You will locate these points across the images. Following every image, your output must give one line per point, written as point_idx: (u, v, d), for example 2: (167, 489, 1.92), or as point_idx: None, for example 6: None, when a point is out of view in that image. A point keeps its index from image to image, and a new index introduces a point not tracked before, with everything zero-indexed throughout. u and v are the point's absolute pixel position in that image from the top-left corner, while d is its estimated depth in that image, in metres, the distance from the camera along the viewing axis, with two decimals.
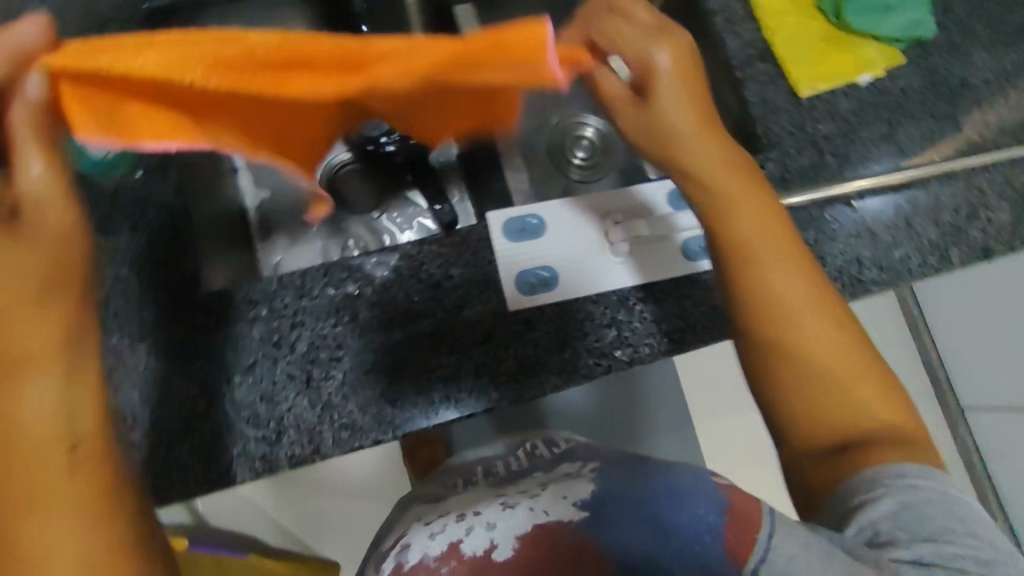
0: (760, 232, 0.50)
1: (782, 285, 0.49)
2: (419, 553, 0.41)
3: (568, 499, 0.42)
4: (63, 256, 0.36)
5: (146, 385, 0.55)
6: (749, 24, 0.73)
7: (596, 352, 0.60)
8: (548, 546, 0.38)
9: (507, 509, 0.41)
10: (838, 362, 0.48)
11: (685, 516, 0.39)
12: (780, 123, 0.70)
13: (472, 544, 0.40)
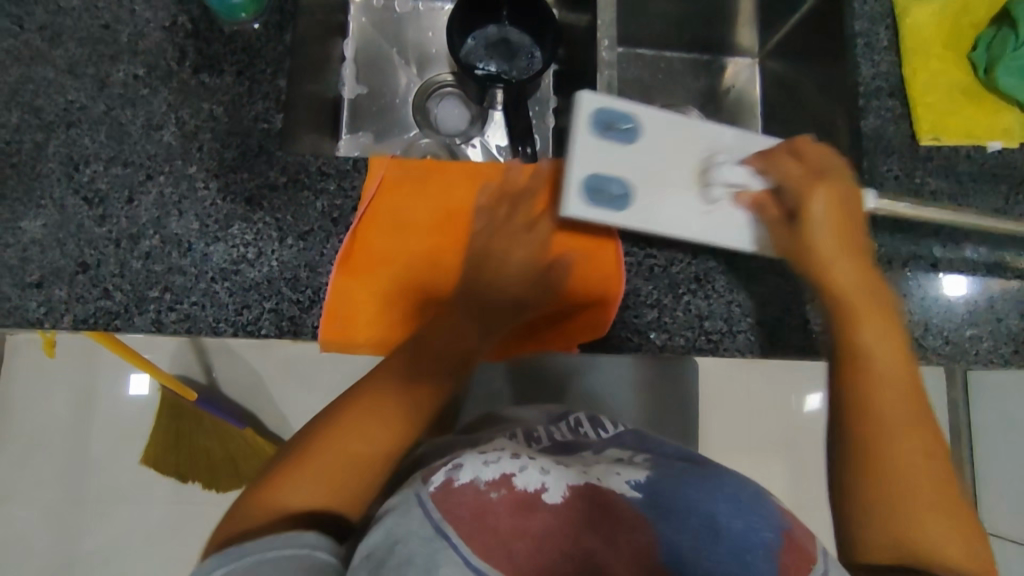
0: (881, 348, 0.47)
1: (890, 410, 0.45)
2: (471, 475, 0.39)
3: (623, 475, 0.41)
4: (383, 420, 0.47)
5: (209, 219, 0.57)
6: (890, 55, 0.68)
7: (632, 326, 0.61)
8: (593, 502, 0.38)
9: (561, 465, 0.41)
10: (920, 474, 0.44)
11: (737, 526, 0.37)
12: (889, 165, 0.66)
13: (525, 479, 0.39)
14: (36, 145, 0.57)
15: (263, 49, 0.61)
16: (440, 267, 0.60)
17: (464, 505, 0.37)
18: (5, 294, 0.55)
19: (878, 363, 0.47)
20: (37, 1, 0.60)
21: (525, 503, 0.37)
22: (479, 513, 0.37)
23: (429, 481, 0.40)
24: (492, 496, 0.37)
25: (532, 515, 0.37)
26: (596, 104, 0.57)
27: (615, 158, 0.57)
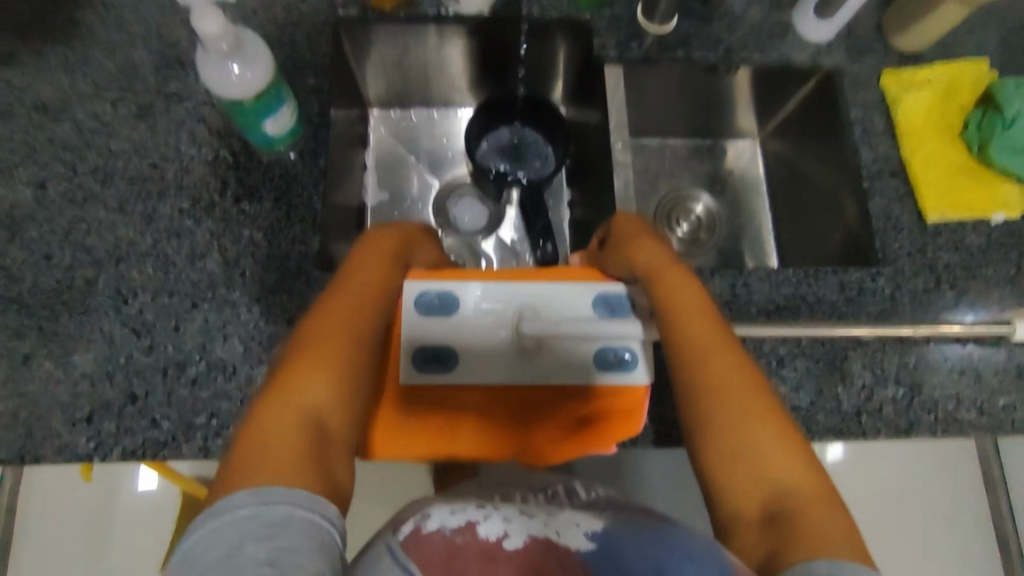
0: (690, 299, 0.53)
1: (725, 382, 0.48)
2: (438, 524, 0.41)
3: (580, 528, 0.41)
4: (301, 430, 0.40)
5: (252, 342, 0.59)
6: (887, 138, 0.72)
7: (666, 423, 0.62)
8: (548, 553, 0.38)
9: (523, 516, 0.43)
10: (756, 439, 0.45)
11: (682, 570, 0.37)
12: (901, 243, 0.68)
13: (488, 529, 0.41)
14: (87, 281, 0.60)
15: (300, 175, 0.65)
16: (461, 411, 0.59)
17: (430, 547, 0.39)
18: (55, 430, 0.56)
19: (689, 317, 0.51)
20: (89, 147, 0.64)
21: (485, 551, 0.39)
22: (445, 558, 0.38)
23: (400, 531, 0.42)
24: (457, 541, 0.40)
25: (494, 563, 0.38)
26: (420, 288, 0.61)
27: (470, 331, 0.60)
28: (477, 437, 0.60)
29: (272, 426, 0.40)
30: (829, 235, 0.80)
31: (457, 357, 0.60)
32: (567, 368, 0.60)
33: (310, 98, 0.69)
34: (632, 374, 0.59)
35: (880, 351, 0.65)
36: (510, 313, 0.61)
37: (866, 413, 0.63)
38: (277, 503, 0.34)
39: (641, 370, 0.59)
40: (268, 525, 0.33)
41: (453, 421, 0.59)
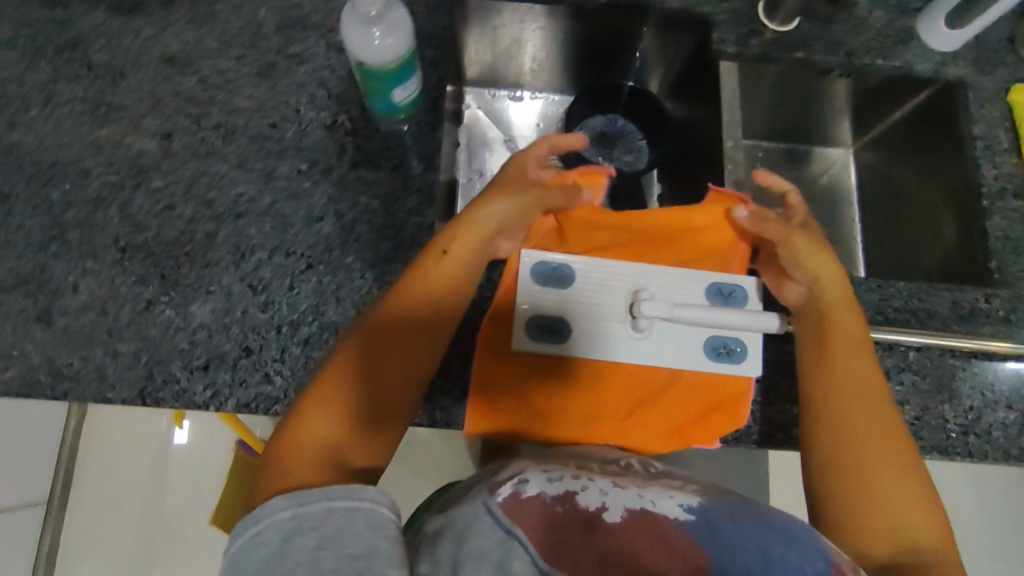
0: (842, 345, 0.56)
1: (862, 429, 0.52)
2: (537, 489, 0.42)
3: (675, 500, 0.42)
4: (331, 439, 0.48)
5: (364, 306, 0.60)
6: (1010, 157, 0.70)
7: (774, 424, 0.61)
8: (646, 525, 0.40)
9: (617, 486, 0.44)
10: (886, 487, 0.50)
11: (791, 557, 0.40)
12: (1020, 264, 0.66)
13: (587, 498, 0.42)
14: (207, 234, 0.61)
15: (417, 147, 0.65)
16: (567, 385, 0.60)
17: (531, 513, 0.40)
18: (172, 376, 0.57)
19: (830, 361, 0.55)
20: (213, 102, 0.65)
21: (586, 522, 0.40)
22: (544, 526, 0.39)
23: (496, 490, 0.43)
24: (558, 510, 0.41)
25: (596, 535, 0.39)
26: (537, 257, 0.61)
27: (583, 305, 0.61)
28: (582, 417, 0.59)
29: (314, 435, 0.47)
30: (930, 250, 0.79)
31: (570, 335, 0.60)
32: (676, 353, 0.60)
33: (428, 71, 0.69)
34: (740, 366, 0.60)
35: (991, 372, 0.63)
36: (625, 288, 0.61)
37: (973, 434, 0.61)
38: (315, 503, 0.39)
39: (751, 362, 0.60)
40: (312, 521, 0.38)
41: (556, 396, 0.59)
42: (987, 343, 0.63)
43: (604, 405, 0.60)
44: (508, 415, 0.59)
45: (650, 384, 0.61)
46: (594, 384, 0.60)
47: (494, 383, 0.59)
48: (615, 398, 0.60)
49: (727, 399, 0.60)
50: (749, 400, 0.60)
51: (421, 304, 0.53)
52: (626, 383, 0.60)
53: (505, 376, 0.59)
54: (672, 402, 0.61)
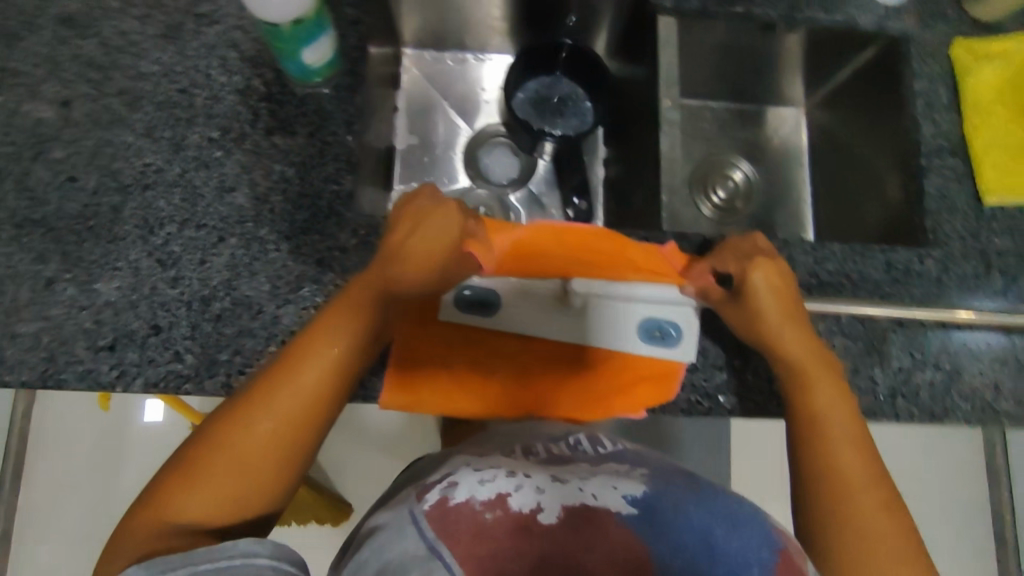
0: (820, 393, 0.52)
1: (845, 472, 0.49)
2: (466, 494, 0.44)
3: (617, 491, 0.42)
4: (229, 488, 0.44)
5: (279, 281, 0.58)
6: (950, 115, 0.68)
7: (700, 390, 0.59)
8: (584, 524, 0.39)
9: (556, 481, 0.44)
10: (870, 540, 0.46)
11: (733, 546, 0.38)
12: (954, 225, 0.65)
13: (520, 500, 0.42)
14: (113, 208, 0.58)
15: (335, 112, 0.62)
16: (493, 360, 0.59)
17: (460, 524, 0.41)
18: (77, 356, 0.55)
19: (813, 397, 0.52)
20: (115, 66, 0.61)
21: (519, 524, 0.40)
22: (474, 533, 0.40)
23: (425, 498, 0.45)
24: (486, 517, 0.41)
25: (525, 538, 0.39)
26: None
27: (519, 276, 0.59)
28: (508, 391, 0.58)
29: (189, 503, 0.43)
30: (872, 211, 0.78)
31: (502, 306, 0.59)
32: (607, 329, 0.59)
33: (348, 30, 0.65)
34: (672, 348, 0.57)
35: (921, 334, 0.63)
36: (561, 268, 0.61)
37: (901, 397, 0.61)
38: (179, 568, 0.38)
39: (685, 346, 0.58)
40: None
41: (482, 373, 0.59)
42: (920, 307, 0.62)
43: (529, 380, 0.59)
44: (430, 391, 0.58)
45: (577, 359, 0.59)
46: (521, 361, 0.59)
47: (418, 359, 0.58)
48: (542, 374, 0.59)
49: (655, 374, 0.58)
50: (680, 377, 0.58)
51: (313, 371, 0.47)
52: (553, 360, 0.59)
53: (431, 351, 0.58)
54: (599, 378, 0.59)
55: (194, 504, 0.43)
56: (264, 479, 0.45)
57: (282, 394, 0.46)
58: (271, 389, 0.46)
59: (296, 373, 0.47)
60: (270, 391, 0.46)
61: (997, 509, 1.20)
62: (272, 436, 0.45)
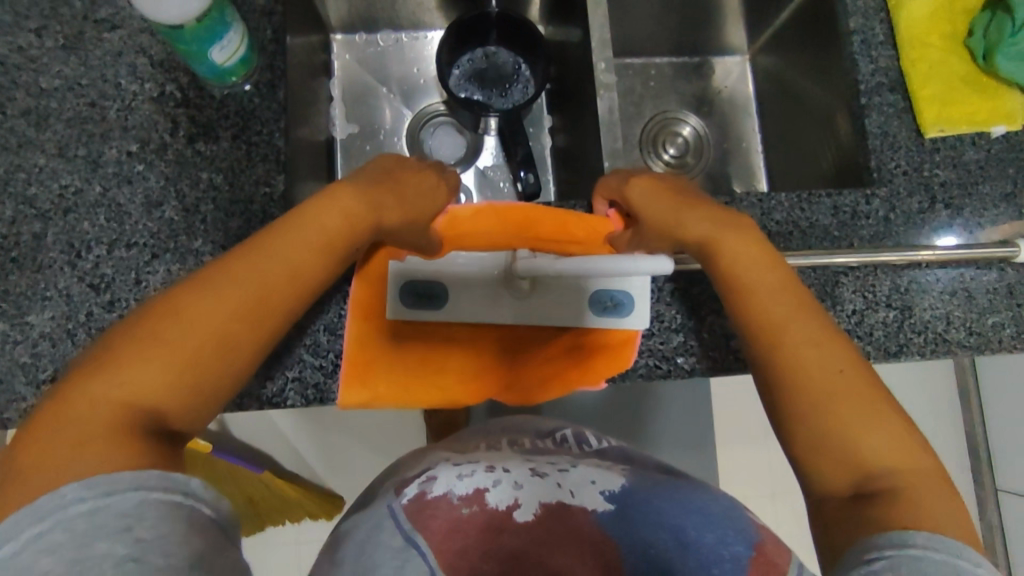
0: (751, 262, 0.51)
1: (795, 336, 0.48)
2: (444, 488, 0.44)
3: (596, 488, 0.45)
4: (184, 357, 0.39)
5: None
6: (886, 50, 0.68)
7: (658, 354, 0.59)
8: (563, 521, 0.43)
9: (535, 476, 0.46)
10: (833, 397, 0.45)
11: (707, 540, 0.40)
12: (897, 161, 0.65)
13: (498, 496, 0.44)
14: (34, 235, 0.56)
15: (257, 110, 0.59)
16: (450, 349, 0.59)
17: (437, 517, 0.42)
18: (18, 394, 0.53)
19: (737, 263, 0.51)
20: (17, 86, 0.58)
21: (493, 523, 0.42)
22: (452, 529, 0.41)
23: (403, 492, 0.44)
24: (463, 511, 0.43)
25: (501, 534, 0.42)
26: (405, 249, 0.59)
27: (464, 265, 0.59)
28: (464, 375, 0.59)
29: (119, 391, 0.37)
30: (821, 154, 0.77)
31: (450, 298, 0.59)
32: (558, 309, 0.59)
33: (261, 22, 0.62)
34: (624, 317, 0.58)
35: (871, 274, 0.63)
36: (504, 255, 0.60)
37: (856, 338, 0.62)
38: (125, 491, 0.34)
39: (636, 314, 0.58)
40: (121, 514, 0.33)
41: (442, 364, 0.59)
42: (874, 249, 0.61)
43: (488, 363, 0.60)
44: (392, 392, 0.58)
45: (533, 339, 0.60)
46: (477, 346, 0.60)
47: (377, 362, 0.57)
48: (500, 356, 0.60)
49: (611, 346, 0.58)
50: (637, 346, 0.58)
51: (276, 273, 0.43)
52: (510, 340, 0.60)
53: (386, 351, 0.58)
54: (557, 354, 0.60)
55: (146, 371, 0.38)
56: (207, 381, 0.40)
57: (248, 289, 0.42)
58: (251, 257, 0.43)
59: (282, 252, 0.44)
60: (249, 262, 0.43)
61: (969, 428, 1.24)
62: (225, 331, 0.41)
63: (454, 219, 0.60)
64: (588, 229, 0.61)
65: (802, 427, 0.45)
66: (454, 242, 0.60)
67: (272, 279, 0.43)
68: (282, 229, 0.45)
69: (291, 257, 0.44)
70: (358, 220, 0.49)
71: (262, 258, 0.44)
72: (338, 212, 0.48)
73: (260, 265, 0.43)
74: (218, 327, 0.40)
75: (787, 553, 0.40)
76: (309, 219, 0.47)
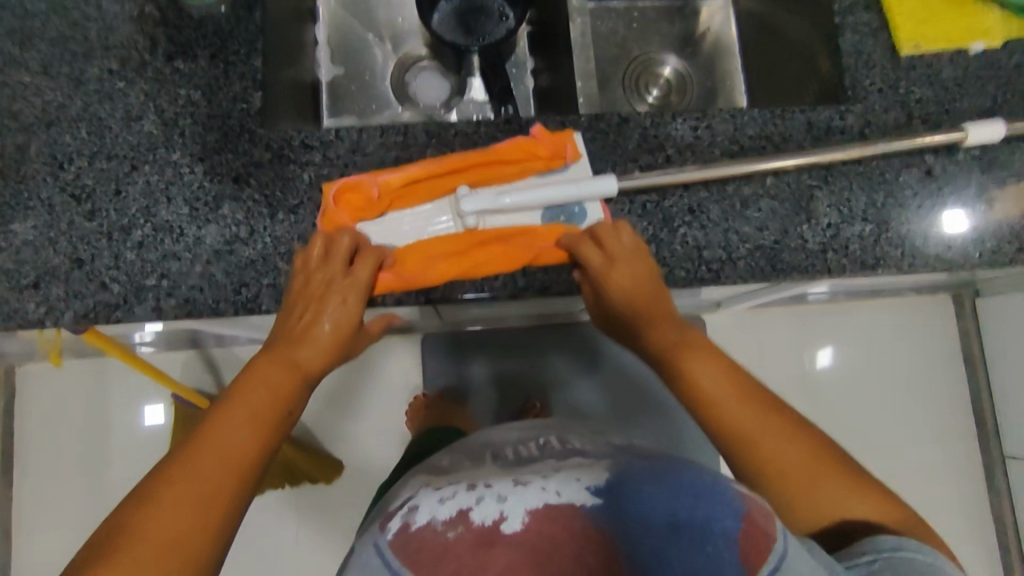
0: (710, 378, 0.54)
1: (745, 424, 0.52)
2: (429, 515, 0.46)
3: (582, 484, 0.45)
4: (178, 522, 0.44)
5: (198, 202, 0.58)
6: None
7: None
8: (552, 519, 0.42)
9: (520, 487, 0.46)
10: (790, 457, 0.52)
11: (695, 518, 0.42)
12: (872, 78, 0.65)
13: (482, 513, 0.44)
14: (18, 147, 0.57)
15: (232, 30, 0.60)
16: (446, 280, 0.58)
17: (429, 544, 0.43)
18: (2, 297, 0.56)
19: (703, 374, 0.54)
20: (3, 7, 0.59)
21: (481, 538, 0.42)
22: (439, 552, 0.42)
23: (389, 529, 0.47)
24: (450, 534, 0.43)
25: (493, 548, 0.41)
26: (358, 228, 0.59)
27: (410, 225, 0.60)
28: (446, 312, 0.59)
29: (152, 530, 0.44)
30: (800, 84, 0.77)
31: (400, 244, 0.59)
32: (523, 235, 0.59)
33: None
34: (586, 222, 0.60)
35: (847, 188, 0.63)
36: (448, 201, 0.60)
37: (832, 251, 0.62)
38: None
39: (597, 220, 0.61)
40: None
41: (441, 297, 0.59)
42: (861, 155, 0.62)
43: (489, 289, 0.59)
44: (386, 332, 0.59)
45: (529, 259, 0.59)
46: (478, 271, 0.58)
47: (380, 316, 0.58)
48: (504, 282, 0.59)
49: None
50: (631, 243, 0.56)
51: (249, 431, 0.49)
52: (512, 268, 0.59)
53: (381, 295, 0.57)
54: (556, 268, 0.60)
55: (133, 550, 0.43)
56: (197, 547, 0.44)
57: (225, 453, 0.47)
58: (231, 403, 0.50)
59: (267, 398, 0.50)
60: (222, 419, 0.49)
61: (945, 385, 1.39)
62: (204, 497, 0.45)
63: (384, 187, 0.58)
64: (513, 149, 0.59)
65: (785, 487, 0.51)
66: (394, 201, 0.59)
67: (244, 424, 0.49)
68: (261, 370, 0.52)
69: (279, 392, 0.51)
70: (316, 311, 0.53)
71: (247, 399, 0.50)
72: (305, 346, 0.53)
73: (241, 412, 0.49)
74: (204, 483, 0.46)
75: (770, 522, 0.43)
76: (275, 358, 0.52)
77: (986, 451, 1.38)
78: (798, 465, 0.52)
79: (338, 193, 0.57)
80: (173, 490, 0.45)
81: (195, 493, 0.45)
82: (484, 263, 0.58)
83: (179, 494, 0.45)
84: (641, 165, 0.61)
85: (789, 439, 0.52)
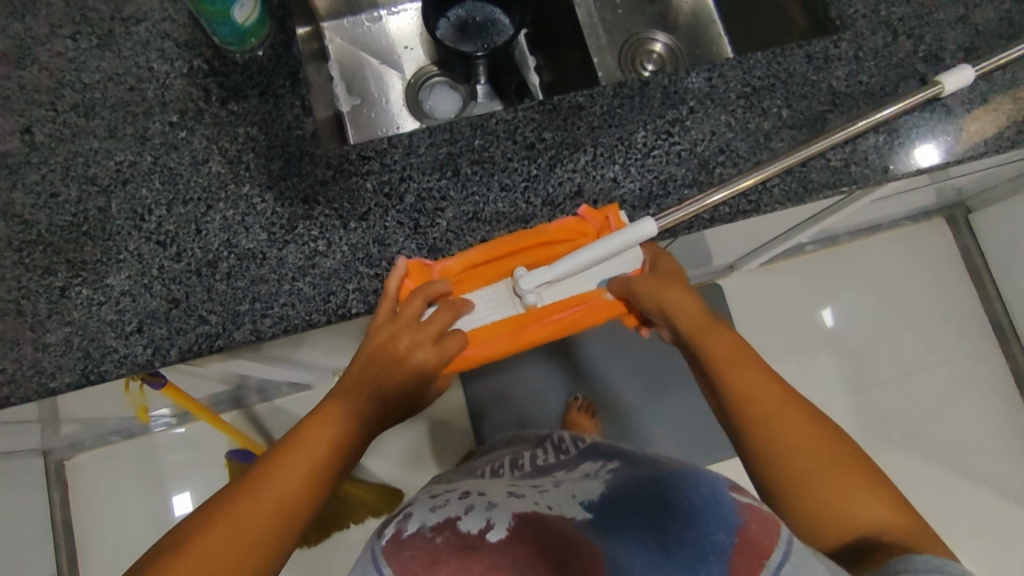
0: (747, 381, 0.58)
1: (773, 420, 0.57)
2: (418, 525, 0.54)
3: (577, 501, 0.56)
4: (242, 537, 0.50)
5: (274, 225, 0.62)
6: None
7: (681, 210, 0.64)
8: (539, 532, 0.51)
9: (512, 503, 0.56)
10: (807, 458, 0.56)
11: (690, 535, 0.47)
12: (855, 6, 0.71)
13: (472, 523, 0.53)
14: (100, 208, 0.62)
15: (276, 68, 0.65)
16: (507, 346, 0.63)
17: (415, 546, 0.51)
18: (110, 346, 0.59)
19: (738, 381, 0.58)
20: (63, 85, 0.64)
21: (467, 542, 0.50)
22: (423, 555, 0.49)
23: (384, 534, 0.55)
24: (438, 538, 0.51)
25: (475, 549, 0.49)
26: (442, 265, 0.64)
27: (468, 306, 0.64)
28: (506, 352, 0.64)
29: (255, 517, 0.51)
30: (777, 31, 0.84)
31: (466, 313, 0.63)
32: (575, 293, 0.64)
33: None
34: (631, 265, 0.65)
35: (854, 107, 0.68)
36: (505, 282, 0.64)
37: (854, 165, 0.67)
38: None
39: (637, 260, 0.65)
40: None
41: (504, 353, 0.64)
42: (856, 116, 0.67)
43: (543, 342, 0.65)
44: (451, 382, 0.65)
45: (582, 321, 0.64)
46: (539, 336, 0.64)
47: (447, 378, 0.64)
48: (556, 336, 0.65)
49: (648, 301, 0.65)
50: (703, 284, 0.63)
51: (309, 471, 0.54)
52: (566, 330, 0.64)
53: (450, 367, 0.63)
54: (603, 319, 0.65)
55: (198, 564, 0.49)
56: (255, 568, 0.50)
57: (286, 486, 0.53)
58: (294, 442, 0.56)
59: (324, 446, 0.56)
60: (288, 454, 0.55)
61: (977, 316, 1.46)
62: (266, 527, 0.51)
63: (445, 271, 0.62)
64: (562, 233, 0.62)
65: (803, 490, 0.56)
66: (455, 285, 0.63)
67: (304, 463, 0.54)
68: (321, 418, 0.57)
69: (332, 442, 0.56)
70: (389, 370, 0.58)
71: (305, 441, 0.56)
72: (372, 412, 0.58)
73: (305, 451, 0.55)
74: (264, 512, 0.52)
75: (769, 531, 0.46)
76: (333, 412, 0.57)
77: (1011, 356, 1.44)
78: (816, 466, 0.56)
79: (406, 274, 0.60)
80: (241, 509, 0.51)
81: (256, 517, 0.51)
82: (540, 332, 0.63)
83: (242, 517, 0.51)
84: (668, 120, 0.66)
85: (808, 444, 0.57)
